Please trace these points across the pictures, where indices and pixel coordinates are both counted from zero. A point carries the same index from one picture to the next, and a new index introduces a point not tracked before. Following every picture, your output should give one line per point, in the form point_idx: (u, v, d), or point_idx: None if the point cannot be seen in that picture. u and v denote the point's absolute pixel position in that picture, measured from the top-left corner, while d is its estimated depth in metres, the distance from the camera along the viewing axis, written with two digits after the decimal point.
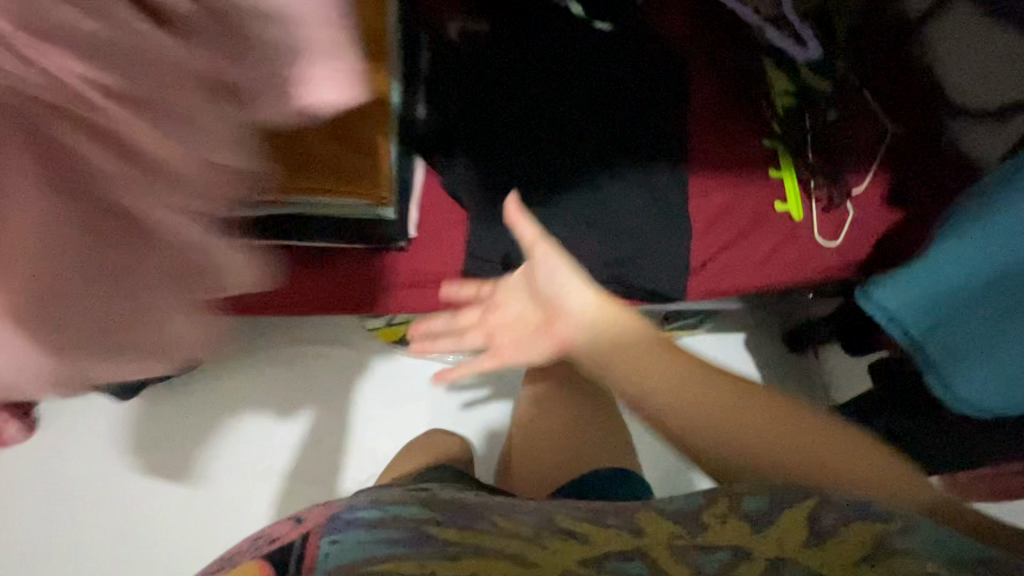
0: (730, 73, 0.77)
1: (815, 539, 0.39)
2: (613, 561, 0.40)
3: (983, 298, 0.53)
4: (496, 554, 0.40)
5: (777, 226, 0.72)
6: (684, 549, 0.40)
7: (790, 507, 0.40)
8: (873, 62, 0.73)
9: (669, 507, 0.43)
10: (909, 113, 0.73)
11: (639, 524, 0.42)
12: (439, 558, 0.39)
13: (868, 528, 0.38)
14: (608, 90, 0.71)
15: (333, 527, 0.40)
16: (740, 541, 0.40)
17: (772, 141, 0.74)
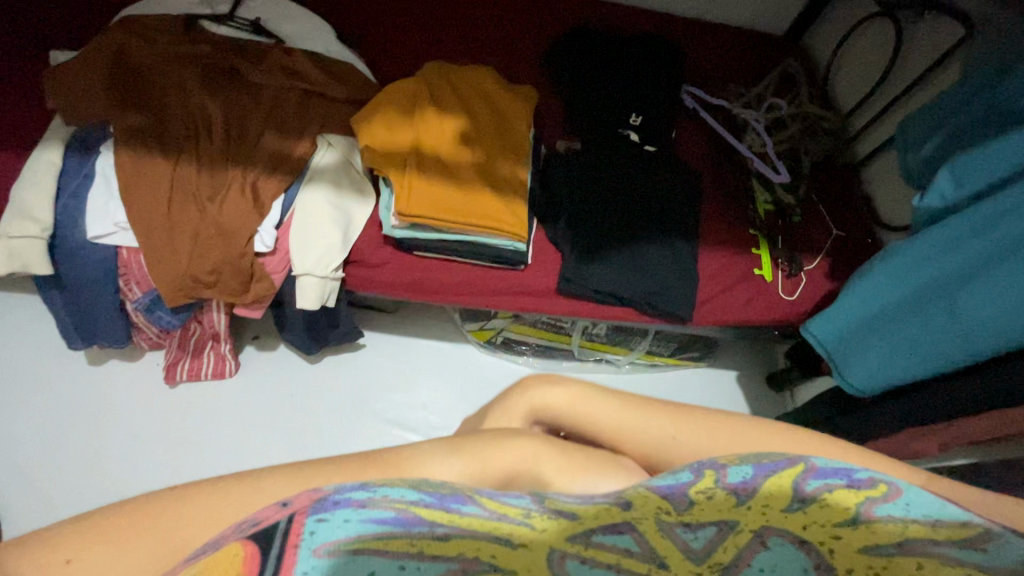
0: (729, 185, 1.20)
1: (800, 504, 0.35)
2: (599, 537, 0.34)
3: (913, 309, 0.77)
4: (499, 523, 0.34)
5: (756, 284, 1.10)
6: (670, 526, 0.35)
7: (779, 470, 0.37)
8: (818, 190, 1.21)
9: (658, 480, 0.38)
10: (845, 225, 1.17)
11: (625, 499, 0.36)
12: (424, 538, 0.32)
13: (846, 495, 0.36)
14: (661, 175, 1.13)
15: (318, 505, 0.33)
16: (725, 514, 0.36)
17: (755, 230, 1.14)
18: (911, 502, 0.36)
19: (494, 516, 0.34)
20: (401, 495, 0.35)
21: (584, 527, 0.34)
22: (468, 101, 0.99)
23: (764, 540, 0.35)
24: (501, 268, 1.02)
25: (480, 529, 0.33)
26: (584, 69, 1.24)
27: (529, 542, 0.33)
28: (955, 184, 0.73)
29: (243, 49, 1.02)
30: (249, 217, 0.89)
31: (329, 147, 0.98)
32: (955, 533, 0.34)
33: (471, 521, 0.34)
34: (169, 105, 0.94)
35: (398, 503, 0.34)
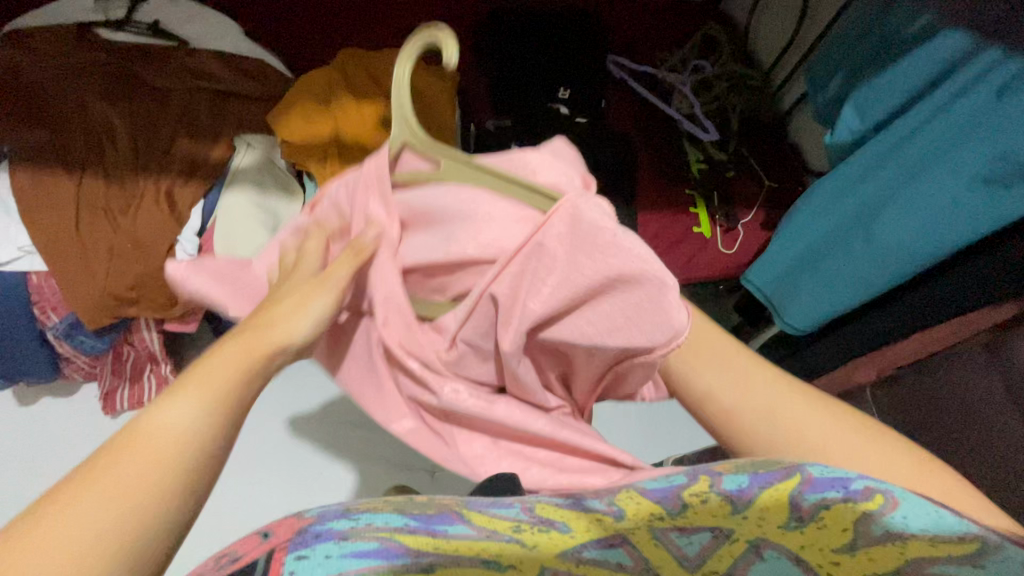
0: (663, 148, 1.21)
1: (796, 523, 0.32)
2: (591, 552, 0.30)
3: (841, 241, 0.79)
4: (490, 543, 0.30)
5: (696, 242, 1.11)
6: (664, 532, 0.32)
7: (774, 483, 0.33)
8: (748, 145, 1.23)
9: (650, 484, 0.35)
10: (775, 176, 1.19)
11: (616, 507, 0.33)
12: (408, 570, 0.27)
13: (847, 510, 0.32)
14: (593, 143, 1.14)
15: (299, 539, 0.28)
16: (718, 520, 0.32)
17: (691, 190, 1.15)
18: (908, 513, 0.31)
19: (484, 535, 0.31)
20: (386, 522, 0.30)
21: (578, 541, 0.31)
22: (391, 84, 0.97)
23: (760, 550, 0.31)
24: None
25: (470, 551, 0.29)
26: (509, 47, 1.23)
27: (521, 561, 0.29)
28: (859, 117, 0.75)
29: (142, 53, 0.97)
30: (167, 227, 0.85)
31: (247, 147, 0.94)
32: (959, 547, 0.30)
33: (463, 548, 0.29)
34: (66, 117, 0.88)
35: (382, 531, 0.29)
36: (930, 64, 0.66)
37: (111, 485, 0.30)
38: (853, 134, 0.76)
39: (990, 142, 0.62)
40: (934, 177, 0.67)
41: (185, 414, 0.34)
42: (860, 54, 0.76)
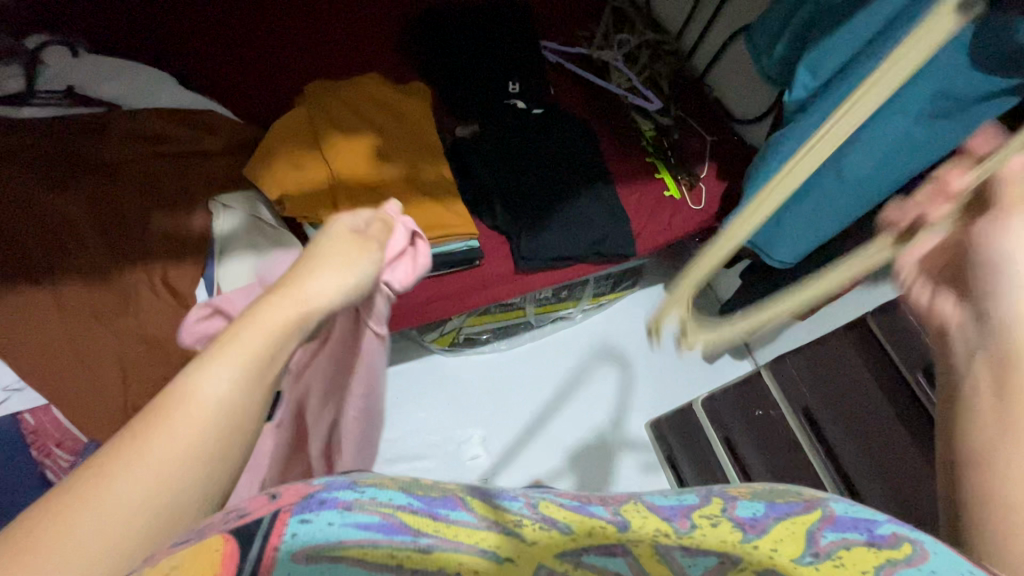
0: (615, 123, 1.30)
1: (813, 559, 0.30)
2: (592, 556, 0.28)
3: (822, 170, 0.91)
4: (494, 535, 0.29)
5: (667, 203, 1.21)
6: (667, 548, 0.30)
7: (792, 518, 0.33)
8: (683, 106, 1.36)
9: (659, 502, 0.35)
10: (714, 130, 1.33)
11: (621, 518, 0.32)
12: (405, 549, 0.26)
13: (867, 555, 0.30)
14: (556, 131, 1.20)
15: (304, 503, 0.28)
16: (727, 546, 0.31)
17: (652, 158, 1.25)
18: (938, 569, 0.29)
19: (486, 525, 0.30)
20: (389, 499, 0.30)
21: (578, 544, 0.30)
22: (377, 108, 0.94)
23: None
24: (469, 266, 1.00)
25: (471, 540, 0.29)
26: (449, 54, 1.23)
27: (519, 556, 0.28)
28: (811, 75, 0.87)
29: (61, 122, 0.82)
30: (175, 317, 0.77)
31: (226, 209, 0.86)
32: None
33: (463, 534, 0.29)
34: (10, 220, 0.74)
35: (384, 509, 0.29)
36: (860, 31, 0.81)
37: (198, 428, 0.30)
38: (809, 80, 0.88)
39: (908, 103, 0.78)
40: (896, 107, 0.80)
41: (214, 413, 0.31)
42: (803, 15, 0.88)
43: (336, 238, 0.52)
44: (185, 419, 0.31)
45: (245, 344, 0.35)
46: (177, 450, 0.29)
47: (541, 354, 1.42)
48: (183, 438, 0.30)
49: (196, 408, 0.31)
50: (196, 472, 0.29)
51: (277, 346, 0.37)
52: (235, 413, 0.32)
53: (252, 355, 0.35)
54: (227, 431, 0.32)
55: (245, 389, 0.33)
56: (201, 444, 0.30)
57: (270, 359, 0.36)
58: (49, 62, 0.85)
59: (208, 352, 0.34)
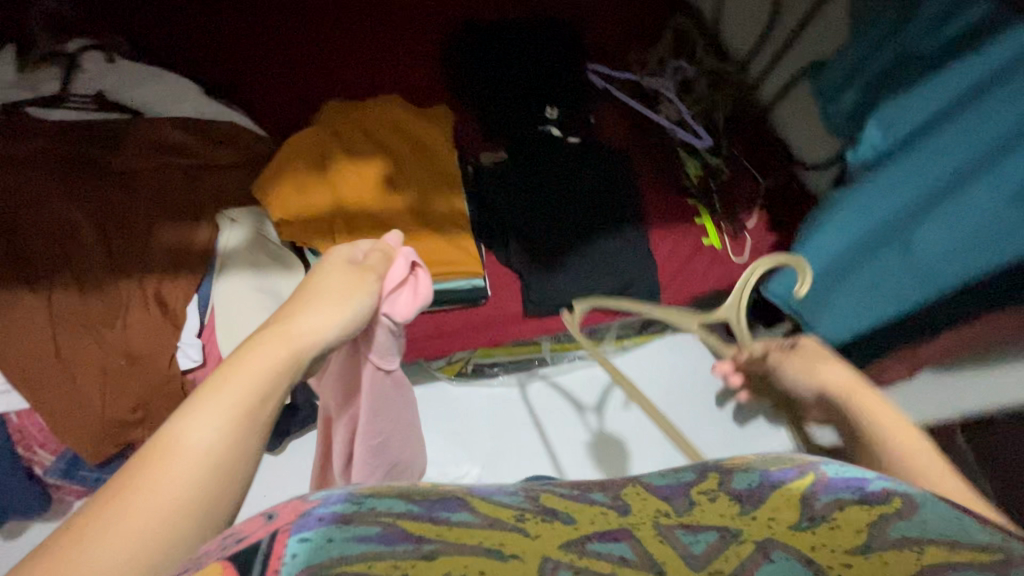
0: (659, 158, 1.20)
1: (807, 524, 0.31)
2: (596, 545, 0.30)
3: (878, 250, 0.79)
4: (493, 534, 0.30)
5: (705, 252, 1.10)
6: (668, 528, 0.31)
7: (786, 485, 0.35)
8: (739, 144, 1.23)
9: (659, 484, 0.37)
10: (771, 173, 1.20)
11: (623, 503, 0.34)
12: (409, 557, 0.26)
13: (857, 516, 0.32)
14: (593, 162, 1.11)
15: (302, 521, 0.28)
16: (726, 520, 0.32)
17: (695, 200, 1.14)
18: (929, 521, 0.31)
19: (486, 523, 0.31)
20: (390, 507, 0.31)
21: (583, 533, 0.31)
22: (396, 133, 0.90)
23: (768, 552, 0.30)
24: (474, 305, 0.95)
25: (472, 542, 0.28)
26: (487, 75, 1.17)
27: (523, 551, 0.28)
28: (884, 133, 0.75)
29: (89, 129, 0.84)
30: (166, 334, 0.77)
31: (234, 224, 0.85)
32: (979, 554, 0.28)
33: (465, 536, 0.29)
34: (24, 223, 0.76)
35: (387, 517, 0.29)
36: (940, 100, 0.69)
37: (191, 473, 0.31)
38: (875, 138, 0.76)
39: (995, 185, 0.64)
40: (975, 194, 0.66)
41: (205, 461, 0.31)
42: (881, 64, 0.76)
43: (327, 272, 0.49)
44: (177, 464, 0.31)
45: (240, 390, 0.35)
46: (171, 496, 0.30)
47: (555, 393, 1.34)
48: (173, 484, 0.30)
49: (186, 456, 0.31)
50: (188, 515, 0.30)
51: (270, 387, 0.36)
52: (228, 455, 0.32)
53: (245, 399, 0.35)
54: (222, 474, 0.32)
55: (236, 434, 0.33)
56: (194, 489, 0.30)
57: (262, 401, 0.36)
58: (84, 65, 0.87)
59: (202, 393, 0.34)
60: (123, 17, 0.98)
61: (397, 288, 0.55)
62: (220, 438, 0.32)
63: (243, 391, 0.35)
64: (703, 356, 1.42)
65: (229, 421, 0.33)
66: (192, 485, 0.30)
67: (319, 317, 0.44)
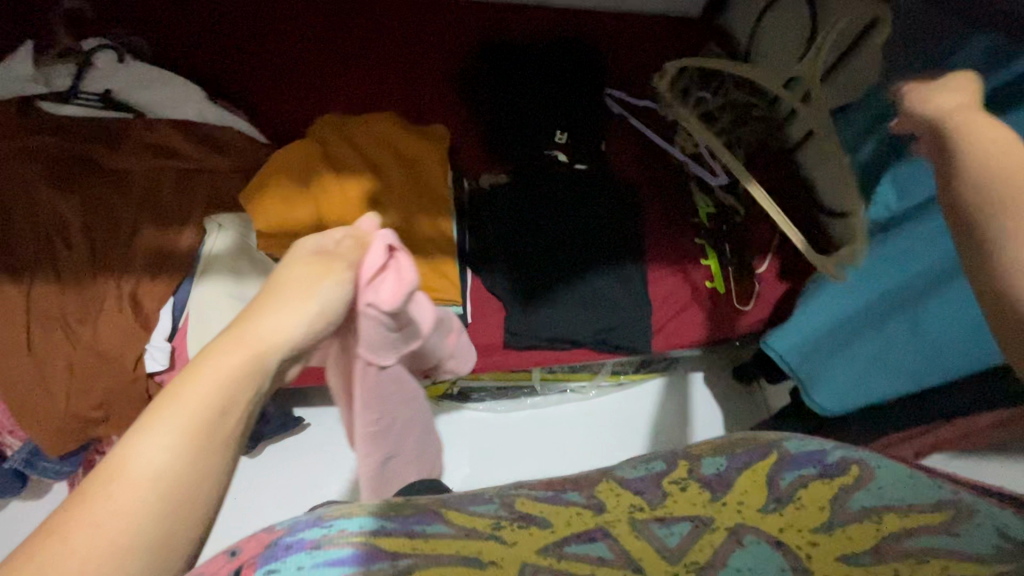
0: (670, 192, 1.15)
1: (773, 506, 0.41)
2: (573, 546, 0.39)
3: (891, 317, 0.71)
4: (471, 542, 0.38)
5: (706, 297, 1.04)
6: (645, 524, 0.41)
7: (751, 466, 0.45)
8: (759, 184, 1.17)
9: (630, 476, 0.46)
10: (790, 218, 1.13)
11: (598, 500, 0.43)
12: (384, 570, 0.35)
13: (820, 488, 0.42)
14: (598, 192, 1.06)
15: (270, 552, 0.35)
16: (697, 508, 0.42)
17: (703, 240, 1.08)
18: (880, 486, 0.41)
19: (459, 533, 0.39)
20: (359, 527, 0.37)
21: (557, 535, 0.40)
22: (387, 151, 0.88)
23: (739, 538, 0.40)
24: None
25: (450, 551, 0.37)
26: (499, 93, 1.14)
27: (502, 558, 0.37)
28: (898, 194, 0.69)
29: (94, 128, 0.86)
30: (135, 336, 0.77)
31: (219, 231, 0.85)
32: (931, 513, 0.38)
33: (438, 548, 0.37)
34: (18, 217, 0.78)
35: (355, 537, 0.37)
36: None
37: (136, 505, 0.29)
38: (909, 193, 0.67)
39: None
40: None
41: (157, 493, 0.29)
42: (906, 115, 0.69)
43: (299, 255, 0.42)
44: (125, 492, 0.29)
45: (193, 403, 0.32)
46: (114, 529, 0.28)
47: (542, 424, 1.30)
48: (118, 515, 0.28)
49: (135, 490, 0.29)
50: (137, 549, 0.28)
51: (230, 395, 0.33)
52: (181, 481, 0.30)
53: (199, 412, 0.31)
54: (177, 500, 0.30)
55: (188, 456, 0.30)
56: (141, 522, 0.28)
57: (222, 412, 0.32)
58: (97, 64, 0.89)
59: (157, 408, 0.31)
60: (142, 14, 0.99)
61: (379, 274, 0.47)
62: (174, 462, 0.30)
63: (193, 406, 0.31)
64: (703, 401, 1.36)
65: (182, 443, 0.30)
66: (142, 514, 0.29)
67: (284, 309, 0.38)
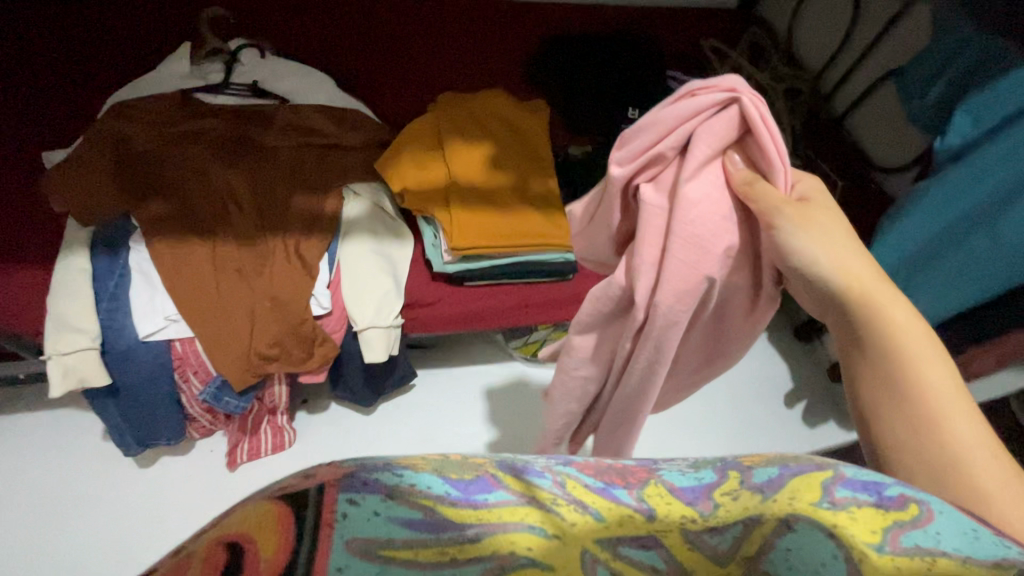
0: None
1: (830, 505, 0.29)
2: (627, 549, 0.29)
3: (987, 221, 0.79)
4: (542, 513, 0.29)
5: None
6: (697, 533, 0.30)
7: (806, 472, 0.30)
8: (815, 147, 1.27)
9: (676, 478, 0.32)
10: (848, 175, 1.23)
11: (646, 503, 0.30)
12: (449, 543, 0.28)
13: (875, 515, 0.28)
14: None
15: (349, 481, 0.28)
16: (751, 511, 0.30)
17: None
18: (945, 532, 0.27)
19: (522, 500, 0.30)
20: (429, 487, 0.29)
21: (609, 533, 0.30)
22: (503, 121, 1.01)
23: (789, 524, 0.29)
24: (565, 280, 1.01)
25: (513, 519, 0.29)
26: (574, 76, 1.24)
27: (564, 536, 0.29)
28: (973, 122, 0.79)
29: (244, 113, 0.99)
30: (302, 282, 0.88)
31: (356, 197, 0.97)
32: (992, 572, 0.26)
33: (506, 516, 0.29)
34: (193, 186, 0.90)
35: (425, 498, 0.29)
36: None
37: None
38: (970, 125, 0.79)
39: None
40: None
41: None
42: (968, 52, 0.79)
43: None
44: None
45: None
46: None
47: None
48: None
49: None
50: None
51: None
52: None
53: None
54: None
55: None
56: None
57: None
58: (243, 60, 1.03)
59: None
60: (266, 24, 1.14)
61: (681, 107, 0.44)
62: None
63: None
64: (770, 357, 1.45)
65: None
66: None
67: None
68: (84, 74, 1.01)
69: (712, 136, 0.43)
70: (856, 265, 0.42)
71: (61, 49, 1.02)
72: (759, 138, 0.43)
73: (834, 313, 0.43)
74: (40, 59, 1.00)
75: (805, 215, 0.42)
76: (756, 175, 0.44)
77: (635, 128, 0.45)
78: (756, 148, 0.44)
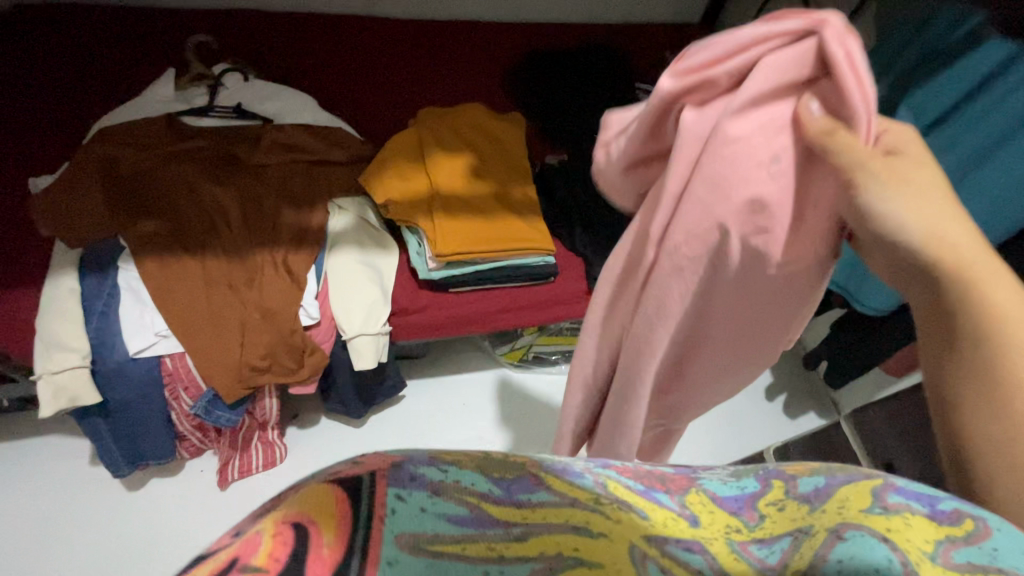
0: None
1: (882, 510, 0.28)
2: (675, 548, 0.28)
3: None
4: (578, 510, 0.28)
5: None
6: (743, 544, 0.29)
7: (855, 480, 0.30)
8: None
9: (717, 486, 0.32)
10: None
11: (689, 510, 0.31)
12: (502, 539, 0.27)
13: (925, 526, 0.27)
14: None
15: (397, 474, 0.28)
16: (798, 523, 0.29)
17: None
18: (1001, 549, 0.26)
19: (567, 502, 0.29)
20: (474, 484, 0.28)
21: (661, 533, 0.29)
22: (482, 133, 1.06)
23: (840, 534, 0.28)
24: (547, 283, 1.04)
25: (560, 519, 0.28)
26: (547, 87, 1.29)
27: (611, 533, 0.28)
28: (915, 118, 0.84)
29: (232, 135, 1.03)
30: (291, 294, 0.90)
31: (341, 212, 1.00)
32: None
33: (554, 516, 0.28)
34: (183, 205, 0.93)
35: (471, 495, 0.28)
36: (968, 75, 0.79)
37: None
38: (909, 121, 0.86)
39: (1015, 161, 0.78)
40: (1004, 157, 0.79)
41: None
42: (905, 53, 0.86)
43: None
44: None
45: None
46: None
47: None
48: None
49: None
50: None
51: None
52: None
53: None
54: None
55: None
56: None
57: None
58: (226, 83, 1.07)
59: None
60: (248, 49, 1.18)
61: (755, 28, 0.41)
62: None
63: None
64: None
65: None
66: None
67: None
68: (70, 101, 1.03)
69: (774, 70, 0.40)
70: (948, 227, 0.37)
71: (47, 78, 1.05)
72: (838, 78, 0.38)
73: (921, 276, 0.38)
74: (24, 88, 1.03)
75: (894, 171, 0.38)
76: (833, 126, 0.39)
77: (701, 45, 0.42)
78: (836, 95, 0.39)
